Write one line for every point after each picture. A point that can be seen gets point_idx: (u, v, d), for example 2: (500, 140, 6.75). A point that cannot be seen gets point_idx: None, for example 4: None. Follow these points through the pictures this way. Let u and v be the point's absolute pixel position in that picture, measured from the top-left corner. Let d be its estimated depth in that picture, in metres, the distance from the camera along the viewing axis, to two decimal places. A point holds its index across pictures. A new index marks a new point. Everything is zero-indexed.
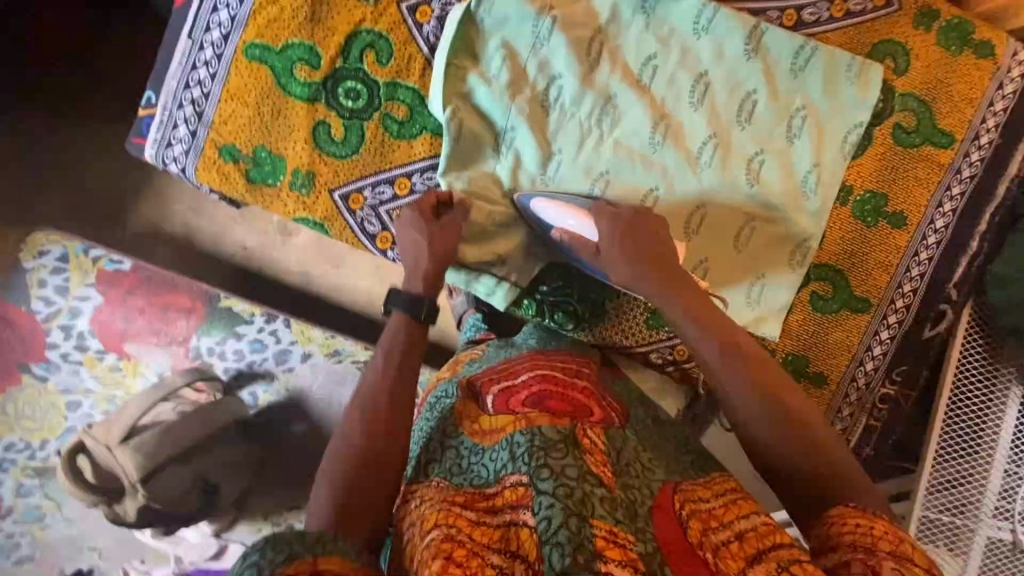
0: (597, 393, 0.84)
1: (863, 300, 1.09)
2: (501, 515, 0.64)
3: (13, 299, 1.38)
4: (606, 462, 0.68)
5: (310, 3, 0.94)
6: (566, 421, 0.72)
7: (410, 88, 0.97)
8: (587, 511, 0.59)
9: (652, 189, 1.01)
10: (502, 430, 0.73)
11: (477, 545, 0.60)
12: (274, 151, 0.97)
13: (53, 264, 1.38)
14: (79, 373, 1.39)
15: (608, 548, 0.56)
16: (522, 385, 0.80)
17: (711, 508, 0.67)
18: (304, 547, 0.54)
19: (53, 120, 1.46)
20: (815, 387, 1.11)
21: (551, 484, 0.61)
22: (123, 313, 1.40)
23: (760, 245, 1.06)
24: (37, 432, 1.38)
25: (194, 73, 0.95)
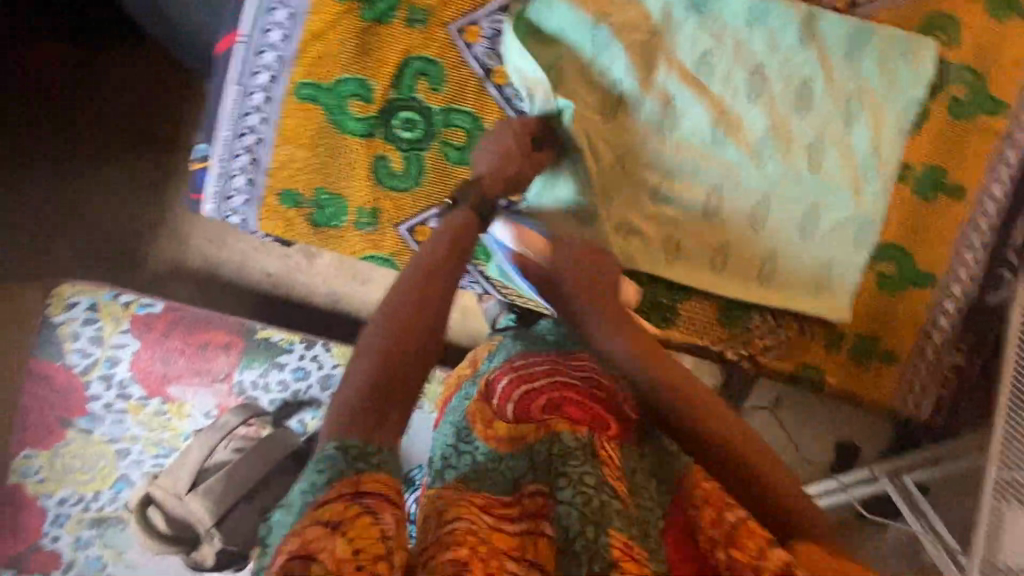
0: (616, 396, 0.76)
1: (927, 275, 1.10)
2: (520, 522, 0.61)
3: (47, 354, 1.31)
4: (620, 474, 0.66)
5: (357, 36, 0.91)
6: (585, 429, 0.68)
7: (466, 112, 0.95)
8: (603, 520, 0.58)
9: (714, 188, 1.02)
10: (524, 439, 0.69)
11: (495, 547, 0.57)
12: (335, 192, 0.95)
13: (84, 315, 1.32)
14: (125, 421, 1.33)
15: (624, 560, 0.55)
16: (541, 387, 0.74)
17: (705, 494, 0.66)
18: (348, 462, 0.57)
19: (62, 165, 1.38)
20: (885, 364, 1.13)
21: (569, 493, 0.60)
22: (162, 356, 1.34)
23: (826, 233, 1.06)
24: (89, 484, 1.33)
25: (245, 119, 0.91)
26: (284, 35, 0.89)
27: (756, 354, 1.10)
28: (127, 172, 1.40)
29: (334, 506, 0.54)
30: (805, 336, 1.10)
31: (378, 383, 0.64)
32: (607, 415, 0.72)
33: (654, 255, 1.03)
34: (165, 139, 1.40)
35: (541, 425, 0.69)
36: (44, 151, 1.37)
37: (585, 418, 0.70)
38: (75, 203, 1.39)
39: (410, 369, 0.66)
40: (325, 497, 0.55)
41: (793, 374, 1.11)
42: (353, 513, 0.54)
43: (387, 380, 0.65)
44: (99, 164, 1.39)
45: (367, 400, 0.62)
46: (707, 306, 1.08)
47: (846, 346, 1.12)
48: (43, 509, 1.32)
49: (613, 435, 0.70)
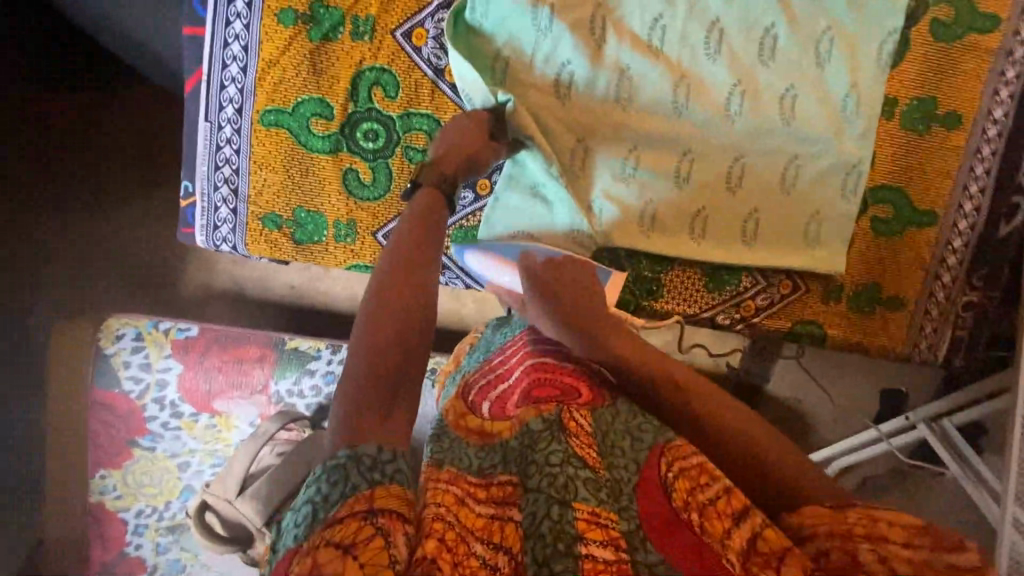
0: (586, 368, 0.79)
1: (927, 213, 1.05)
2: (490, 507, 0.63)
3: (103, 384, 1.42)
4: (592, 444, 0.66)
5: (309, 57, 0.94)
6: (552, 406, 0.70)
7: (424, 115, 0.97)
8: (568, 495, 0.60)
9: (684, 153, 1.00)
10: (497, 434, 0.70)
11: (463, 528, 0.59)
12: (312, 210, 1.00)
13: (131, 346, 1.42)
14: (181, 437, 1.43)
15: (590, 529, 0.58)
16: (519, 381, 0.78)
17: (683, 463, 0.66)
18: (362, 475, 0.59)
19: (92, 212, 1.50)
20: (892, 311, 1.08)
21: (537, 479, 0.62)
22: (204, 374, 1.43)
23: (809, 183, 1.02)
24: (160, 495, 1.45)
25: (220, 153, 0.97)
26: (243, 68, 0.94)
27: (749, 317, 1.08)
28: (145, 211, 1.50)
29: (349, 524, 0.56)
30: (800, 291, 1.07)
31: (377, 396, 0.66)
32: (579, 386, 0.75)
33: (630, 228, 1.01)
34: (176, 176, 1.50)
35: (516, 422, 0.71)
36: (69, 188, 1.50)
37: (556, 394, 0.73)
38: (110, 240, 1.51)
39: (398, 370, 0.69)
40: (338, 515, 0.57)
41: (791, 331, 1.08)
42: (365, 530, 0.55)
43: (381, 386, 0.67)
44: (122, 206, 1.50)
45: (368, 410, 0.65)
46: (694, 273, 1.06)
47: (846, 297, 1.08)
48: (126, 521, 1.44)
49: (584, 403, 0.72)
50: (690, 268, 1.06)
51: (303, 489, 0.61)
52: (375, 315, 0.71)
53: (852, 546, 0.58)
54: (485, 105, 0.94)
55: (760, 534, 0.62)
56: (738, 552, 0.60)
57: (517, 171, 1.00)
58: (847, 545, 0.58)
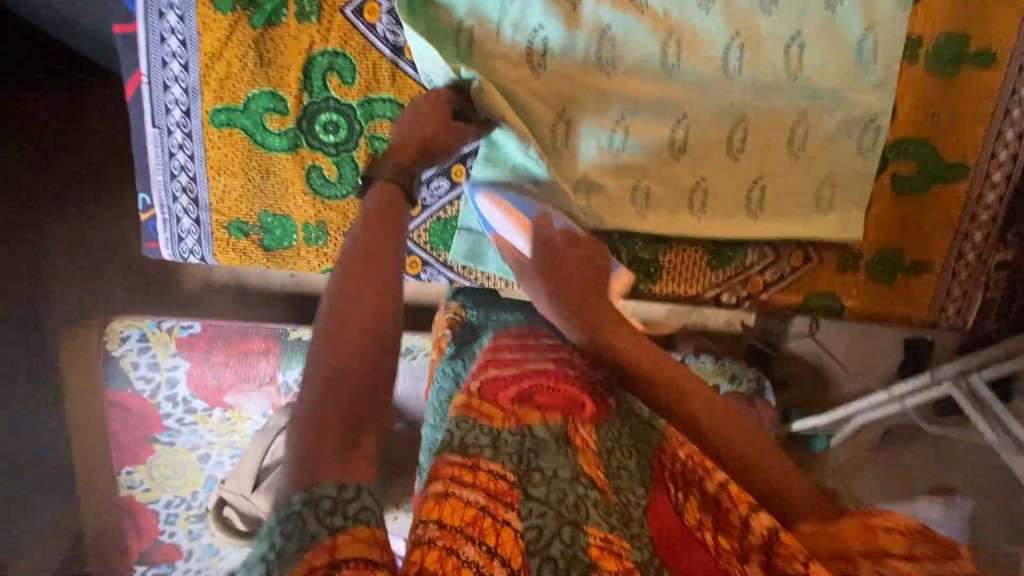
0: (587, 378, 0.73)
1: (955, 166, 0.94)
2: (473, 492, 0.54)
3: (114, 385, 1.30)
4: (599, 466, 0.62)
5: (254, 46, 0.85)
6: (556, 416, 0.64)
7: (386, 100, 0.88)
8: (580, 518, 0.55)
9: (678, 120, 0.89)
10: (484, 416, 0.63)
11: (453, 534, 0.51)
12: (278, 213, 0.93)
13: (137, 346, 1.28)
14: (198, 432, 1.32)
15: (602, 557, 0.53)
16: (511, 379, 0.70)
17: (693, 481, 0.62)
18: (320, 521, 0.50)
19: (42, 215, 1.34)
20: (914, 278, 0.99)
21: (543, 490, 0.56)
22: (212, 368, 1.30)
23: (821, 142, 0.91)
24: (185, 486, 1.35)
25: (174, 159, 0.90)
26: (184, 65, 0.86)
27: (757, 293, 1.00)
28: None
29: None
30: (812, 264, 0.99)
31: (348, 409, 0.56)
32: (581, 396, 0.69)
33: (621, 207, 0.93)
34: None
35: (511, 412, 0.64)
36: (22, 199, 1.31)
37: (557, 404, 0.66)
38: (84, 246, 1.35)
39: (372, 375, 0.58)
40: (295, 573, 0.47)
41: (804, 306, 1.00)
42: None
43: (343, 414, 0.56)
44: (80, 206, 1.34)
45: (329, 443, 0.54)
46: (696, 250, 0.98)
47: (864, 265, 0.99)
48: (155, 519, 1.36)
49: (589, 418, 0.66)
50: (692, 246, 0.97)
51: (254, 547, 0.52)
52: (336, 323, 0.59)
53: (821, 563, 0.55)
54: (449, 83, 0.83)
55: (780, 531, 0.55)
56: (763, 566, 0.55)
57: (494, 150, 0.90)
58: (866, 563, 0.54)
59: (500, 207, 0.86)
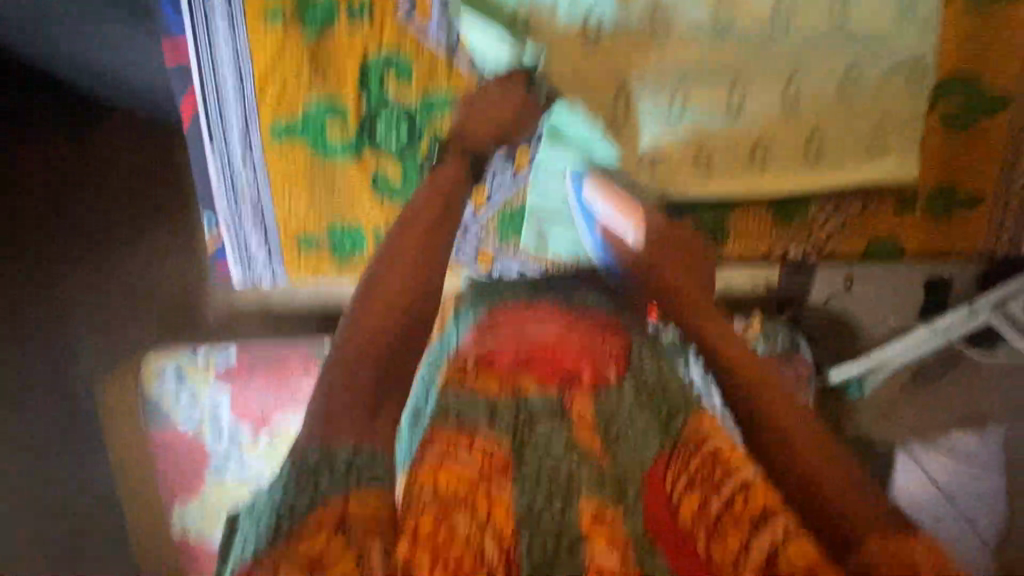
0: (591, 347, 0.83)
1: (1000, 100, 0.95)
2: (477, 466, 0.66)
3: (156, 424, 1.20)
4: (595, 436, 0.72)
5: (309, 56, 0.84)
6: (551, 385, 0.77)
7: (445, 96, 0.88)
8: (574, 495, 0.65)
9: (733, 83, 0.90)
10: (485, 386, 0.76)
11: (446, 511, 0.61)
12: (346, 222, 0.93)
13: (176, 382, 1.19)
14: (245, 460, 1.21)
15: (596, 534, 0.61)
16: (513, 348, 0.82)
17: (689, 466, 0.69)
18: (338, 481, 0.59)
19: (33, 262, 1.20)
20: (970, 210, 1.01)
21: (540, 472, 0.66)
22: (254, 394, 1.20)
23: (872, 87, 0.93)
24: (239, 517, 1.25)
25: (236, 181, 0.89)
26: (239, 82, 0.85)
27: (822, 244, 1.02)
28: None
29: (319, 535, 0.55)
30: (872, 208, 1.01)
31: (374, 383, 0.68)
32: (578, 368, 0.79)
33: (688, 176, 0.94)
34: None
35: (505, 377, 0.78)
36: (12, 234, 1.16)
37: (552, 372, 0.79)
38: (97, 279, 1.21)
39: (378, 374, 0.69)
40: (303, 524, 0.56)
41: (868, 252, 1.03)
42: (336, 543, 0.55)
43: (378, 367, 0.70)
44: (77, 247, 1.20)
45: (349, 405, 0.65)
46: (760, 208, 0.99)
47: (921, 205, 1.01)
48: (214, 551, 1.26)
49: (585, 390, 0.77)
50: (757, 205, 0.99)
51: (263, 496, 0.61)
52: (371, 306, 0.74)
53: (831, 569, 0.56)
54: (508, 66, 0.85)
55: (778, 551, 0.58)
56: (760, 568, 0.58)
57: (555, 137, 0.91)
58: None
59: (616, 201, 0.91)
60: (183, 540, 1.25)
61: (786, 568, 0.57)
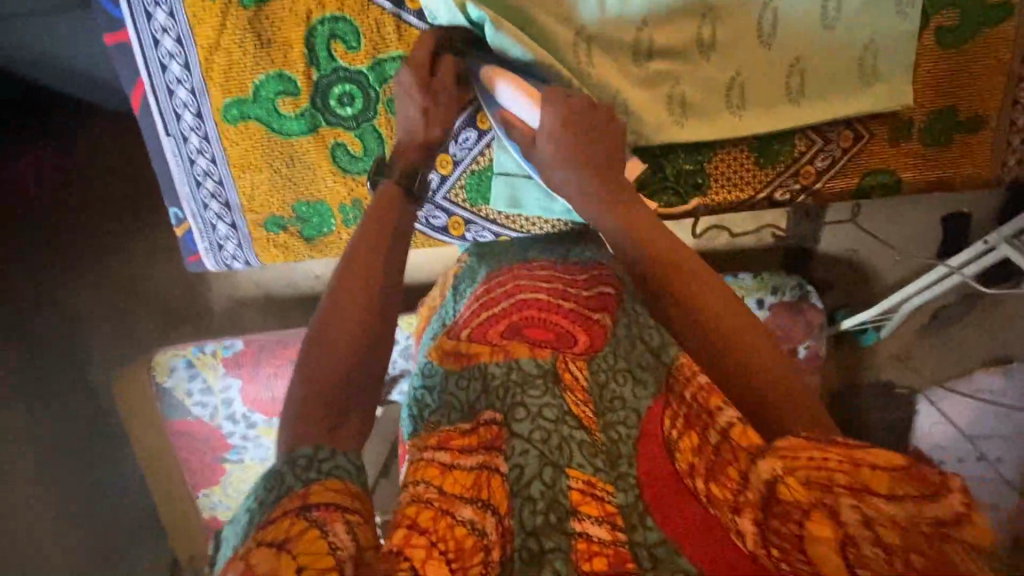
0: (581, 304, 0.69)
1: (999, 8, 0.88)
2: (475, 456, 0.55)
3: (174, 416, 1.20)
4: (588, 401, 0.59)
5: (250, 29, 0.81)
6: (547, 351, 0.62)
7: (397, 58, 0.84)
8: (563, 460, 0.53)
9: (701, 17, 0.85)
10: (474, 358, 0.64)
11: (445, 500, 0.51)
12: (311, 200, 0.91)
13: (187, 375, 1.18)
14: (265, 444, 1.22)
15: (583, 502, 0.51)
16: (505, 310, 0.69)
17: (689, 417, 0.58)
18: (297, 476, 0.50)
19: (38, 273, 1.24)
20: (971, 134, 0.94)
21: (527, 427, 0.54)
22: (264, 380, 1.20)
23: (855, 9, 0.85)
24: None
25: (195, 167, 0.88)
26: (184, 65, 0.82)
27: (811, 184, 0.96)
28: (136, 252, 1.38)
29: (280, 524, 0.46)
30: (863, 141, 0.94)
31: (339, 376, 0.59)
32: (574, 331, 0.66)
33: (659, 118, 0.88)
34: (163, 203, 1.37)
35: (497, 349, 0.63)
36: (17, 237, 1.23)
37: (549, 339, 0.64)
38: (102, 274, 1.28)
39: (358, 373, 0.60)
40: (269, 518, 0.47)
41: (859, 188, 0.97)
42: (298, 527, 0.46)
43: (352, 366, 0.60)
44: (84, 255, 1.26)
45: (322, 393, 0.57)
46: (743, 151, 0.94)
47: (917, 131, 0.94)
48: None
49: (581, 351, 0.63)
50: (738, 148, 0.94)
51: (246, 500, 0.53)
52: (352, 277, 0.64)
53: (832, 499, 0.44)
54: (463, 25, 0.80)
55: (779, 480, 0.47)
56: (756, 506, 0.48)
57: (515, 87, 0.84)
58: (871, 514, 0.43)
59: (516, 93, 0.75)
60: (212, 523, 1.24)
61: (786, 498, 0.46)
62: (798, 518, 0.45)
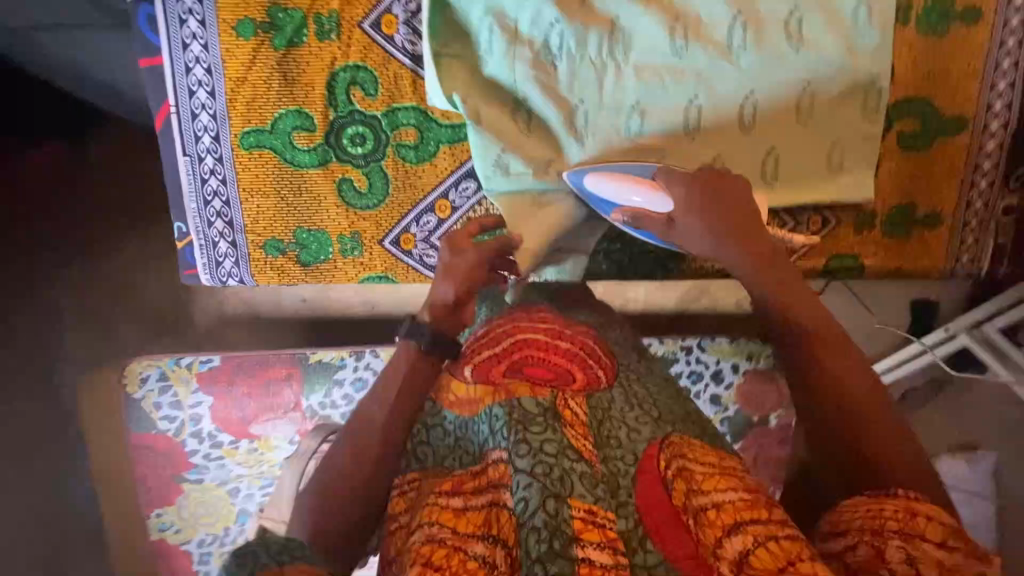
0: (583, 349, 0.72)
1: (955, 120, 0.98)
2: (484, 495, 0.60)
3: (137, 428, 1.21)
4: (587, 434, 0.63)
5: (278, 68, 0.88)
6: (546, 390, 0.65)
7: (410, 108, 0.91)
8: (565, 491, 0.56)
9: (690, 101, 0.93)
10: (481, 401, 0.67)
11: (458, 538, 0.55)
12: (313, 228, 0.95)
13: (159, 386, 1.20)
14: (226, 466, 1.23)
15: (585, 530, 0.54)
16: (506, 349, 0.71)
17: (683, 466, 0.61)
18: (269, 554, 0.51)
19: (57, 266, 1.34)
20: (928, 230, 1.03)
21: (529, 461, 0.57)
22: (236, 402, 1.21)
23: (827, 109, 0.94)
24: (217, 524, 1.26)
25: (206, 186, 0.92)
26: (210, 93, 0.88)
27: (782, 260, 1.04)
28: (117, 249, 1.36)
29: None
30: (830, 226, 1.03)
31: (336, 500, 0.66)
32: (574, 371, 0.69)
33: None
34: (154, 208, 1.34)
35: (502, 387, 0.66)
36: (7, 243, 1.31)
37: (548, 376, 0.68)
38: (86, 277, 1.35)
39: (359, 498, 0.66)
40: None
41: (826, 268, 1.05)
42: None
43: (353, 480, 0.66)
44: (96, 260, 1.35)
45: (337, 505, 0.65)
46: None
47: (879, 223, 1.03)
48: (190, 556, 1.27)
49: (579, 388, 0.68)
50: None
51: None
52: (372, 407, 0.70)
53: (880, 541, 0.50)
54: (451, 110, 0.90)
55: (750, 553, 0.52)
56: (732, 564, 0.52)
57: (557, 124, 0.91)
58: (875, 540, 0.51)
59: (614, 178, 0.83)
60: (160, 543, 1.27)
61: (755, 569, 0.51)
62: None
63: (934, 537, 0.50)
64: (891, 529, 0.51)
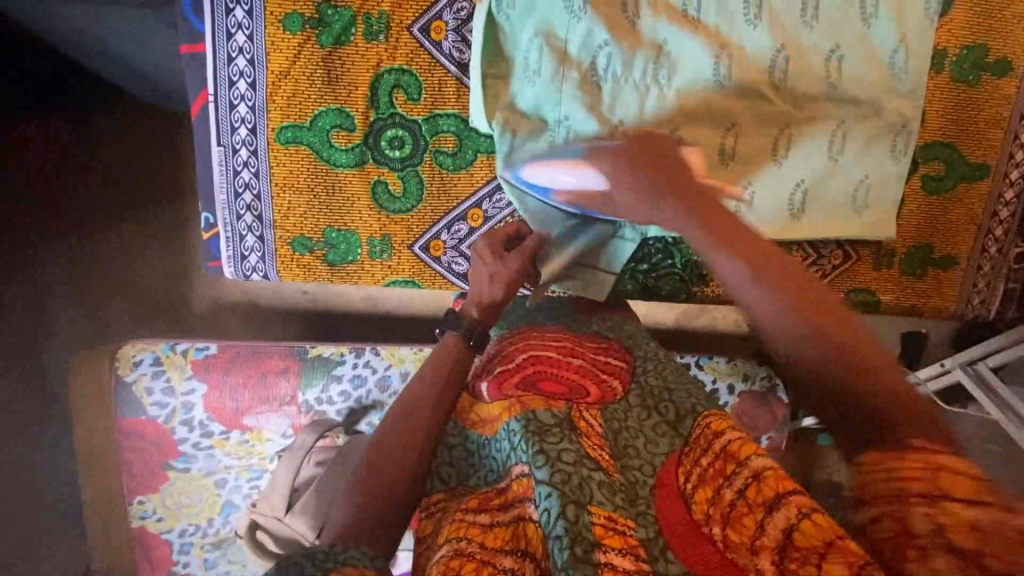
0: (592, 365, 0.74)
1: (978, 167, 1.01)
2: (511, 511, 0.60)
3: (124, 412, 1.17)
4: (603, 444, 0.63)
5: (322, 65, 0.87)
6: (561, 403, 0.67)
7: (450, 115, 0.91)
8: (584, 498, 0.55)
9: (727, 129, 0.94)
10: (499, 418, 0.67)
11: (488, 552, 0.55)
12: (343, 228, 0.94)
13: (152, 370, 1.17)
14: (214, 455, 1.20)
15: (607, 536, 0.53)
16: (518, 365, 0.72)
17: (702, 468, 0.60)
18: (313, 564, 0.48)
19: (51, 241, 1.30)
20: (942, 271, 1.06)
21: (547, 471, 0.57)
22: (230, 391, 1.18)
23: (859, 146, 0.96)
24: (201, 514, 1.23)
25: (238, 178, 0.91)
26: (251, 84, 0.87)
27: None
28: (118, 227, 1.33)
29: None
30: (851, 260, 1.05)
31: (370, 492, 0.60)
32: (584, 384, 0.71)
33: None
34: (160, 189, 1.31)
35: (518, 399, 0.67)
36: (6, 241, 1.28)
37: (560, 391, 0.69)
38: (82, 253, 1.31)
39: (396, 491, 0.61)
40: None
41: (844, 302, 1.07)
42: None
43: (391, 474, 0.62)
44: (91, 234, 1.31)
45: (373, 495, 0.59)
46: None
47: (898, 261, 1.05)
48: (170, 547, 1.24)
49: (593, 401, 0.69)
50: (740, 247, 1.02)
51: None
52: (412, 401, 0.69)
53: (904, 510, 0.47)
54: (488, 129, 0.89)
55: (795, 526, 0.51)
56: (772, 549, 0.51)
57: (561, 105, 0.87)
58: (897, 509, 0.48)
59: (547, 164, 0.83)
60: (141, 533, 1.23)
61: (798, 553, 0.49)
62: (817, 562, 0.48)
63: (962, 493, 0.47)
64: (915, 493, 0.48)
